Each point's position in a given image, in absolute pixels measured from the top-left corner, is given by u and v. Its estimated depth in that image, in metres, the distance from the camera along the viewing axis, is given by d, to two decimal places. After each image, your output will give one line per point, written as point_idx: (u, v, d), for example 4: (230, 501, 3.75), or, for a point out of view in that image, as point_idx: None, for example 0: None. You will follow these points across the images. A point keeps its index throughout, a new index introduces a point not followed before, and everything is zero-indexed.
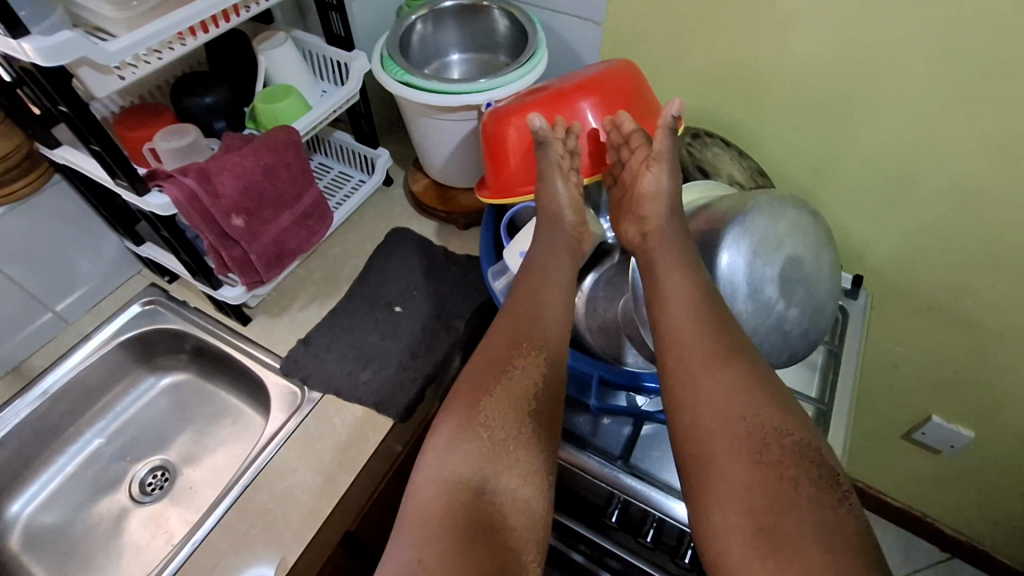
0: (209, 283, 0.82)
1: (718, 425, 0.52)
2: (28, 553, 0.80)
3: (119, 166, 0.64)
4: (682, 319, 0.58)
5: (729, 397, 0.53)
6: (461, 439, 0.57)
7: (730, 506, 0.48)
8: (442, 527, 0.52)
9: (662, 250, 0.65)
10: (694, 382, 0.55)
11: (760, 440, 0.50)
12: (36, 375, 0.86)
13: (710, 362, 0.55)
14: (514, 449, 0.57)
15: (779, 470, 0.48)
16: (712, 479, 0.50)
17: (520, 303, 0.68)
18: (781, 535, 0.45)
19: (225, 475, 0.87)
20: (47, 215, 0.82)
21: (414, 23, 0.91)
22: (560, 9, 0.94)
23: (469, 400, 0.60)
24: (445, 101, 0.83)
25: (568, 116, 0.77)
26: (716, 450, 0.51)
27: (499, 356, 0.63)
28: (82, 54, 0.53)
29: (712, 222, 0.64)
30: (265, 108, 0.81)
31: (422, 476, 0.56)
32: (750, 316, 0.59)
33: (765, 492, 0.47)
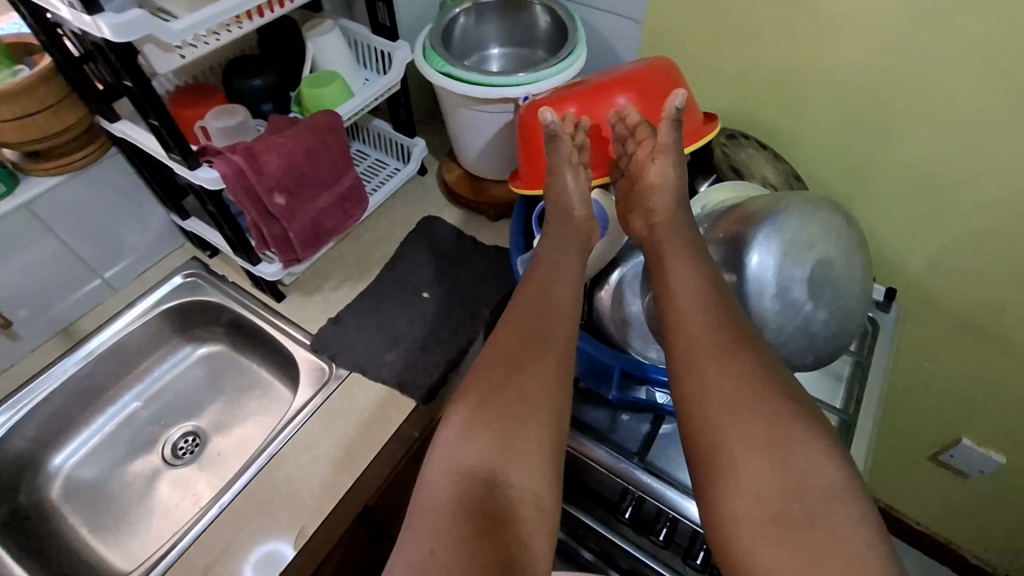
0: (249, 258, 0.86)
1: (728, 419, 0.51)
2: (67, 504, 0.85)
3: (174, 139, 0.68)
4: (691, 310, 0.58)
5: (739, 389, 0.52)
6: (469, 433, 0.57)
7: (738, 496, 0.48)
8: (450, 517, 0.53)
9: (672, 244, 0.65)
10: (702, 375, 0.54)
11: (770, 430, 0.49)
12: (82, 337, 0.90)
13: (718, 352, 0.55)
14: (523, 443, 0.57)
15: (788, 458, 0.48)
16: (721, 470, 0.50)
17: (532, 295, 0.68)
18: (789, 524, 0.46)
19: (252, 445, 0.91)
20: (102, 186, 0.86)
21: (456, 16, 0.93)
22: (601, 7, 0.95)
23: (480, 394, 0.60)
24: (483, 93, 0.84)
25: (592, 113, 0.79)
26: (725, 443, 0.50)
27: (510, 349, 0.63)
28: (149, 31, 0.56)
29: (735, 222, 0.64)
30: (310, 93, 0.84)
31: (432, 467, 0.57)
32: (775, 317, 0.59)
33: (774, 482, 0.47)
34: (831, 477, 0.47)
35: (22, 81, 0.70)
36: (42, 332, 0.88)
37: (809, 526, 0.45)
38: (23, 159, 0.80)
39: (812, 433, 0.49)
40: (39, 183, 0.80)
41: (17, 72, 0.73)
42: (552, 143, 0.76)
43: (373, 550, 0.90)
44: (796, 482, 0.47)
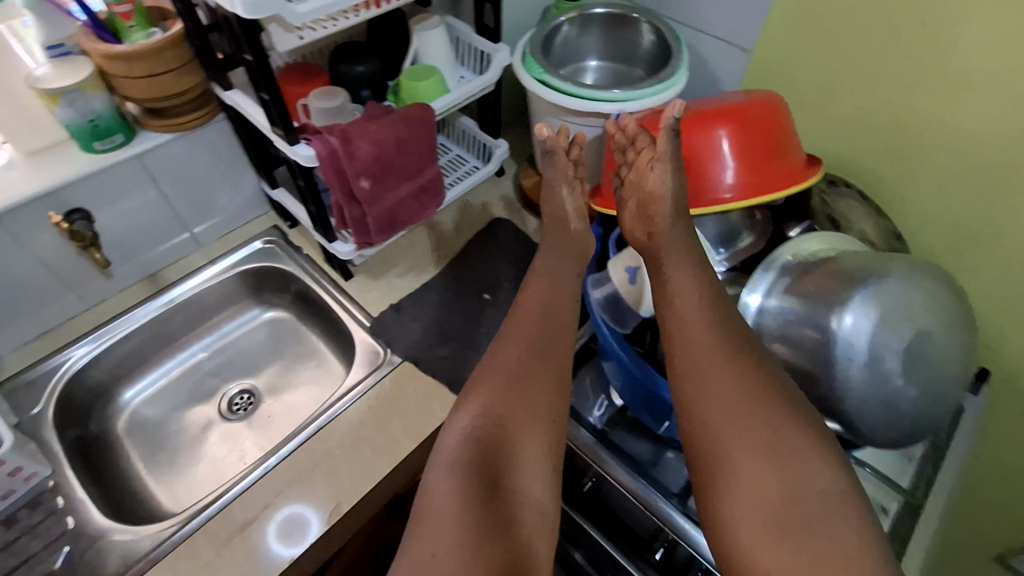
0: (326, 235, 0.89)
1: (728, 428, 0.53)
2: (129, 436, 0.90)
3: (280, 115, 0.71)
4: (690, 316, 0.59)
5: (738, 399, 0.54)
6: (472, 438, 0.58)
7: (735, 498, 0.51)
8: (454, 521, 0.54)
9: (670, 252, 0.62)
10: (704, 384, 0.56)
11: (768, 436, 0.52)
12: (166, 285, 0.96)
13: (720, 359, 0.56)
14: (523, 446, 0.59)
15: (787, 464, 0.51)
16: (721, 476, 0.52)
17: (537, 295, 0.70)
18: (788, 523, 0.49)
19: (301, 413, 0.94)
20: (207, 148, 0.91)
21: (560, 24, 0.93)
22: (708, 31, 0.93)
23: (485, 401, 0.61)
24: (576, 104, 0.84)
25: (686, 141, 0.65)
26: (724, 450, 0.53)
27: (516, 355, 0.64)
28: (276, 12, 0.59)
29: (825, 277, 0.57)
30: (408, 84, 0.86)
31: (437, 469, 0.58)
32: (860, 384, 0.53)
33: (774, 488, 0.50)
34: (828, 480, 0.50)
35: (153, 43, 0.75)
36: (132, 275, 0.95)
37: (809, 530, 0.48)
38: (141, 114, 0.86)
39: (804, 428, 0.52)
40: (151, 138, 0.85)
41: (151, 34, 0.78)
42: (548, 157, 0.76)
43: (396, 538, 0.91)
44: (792, 485, 0.50)
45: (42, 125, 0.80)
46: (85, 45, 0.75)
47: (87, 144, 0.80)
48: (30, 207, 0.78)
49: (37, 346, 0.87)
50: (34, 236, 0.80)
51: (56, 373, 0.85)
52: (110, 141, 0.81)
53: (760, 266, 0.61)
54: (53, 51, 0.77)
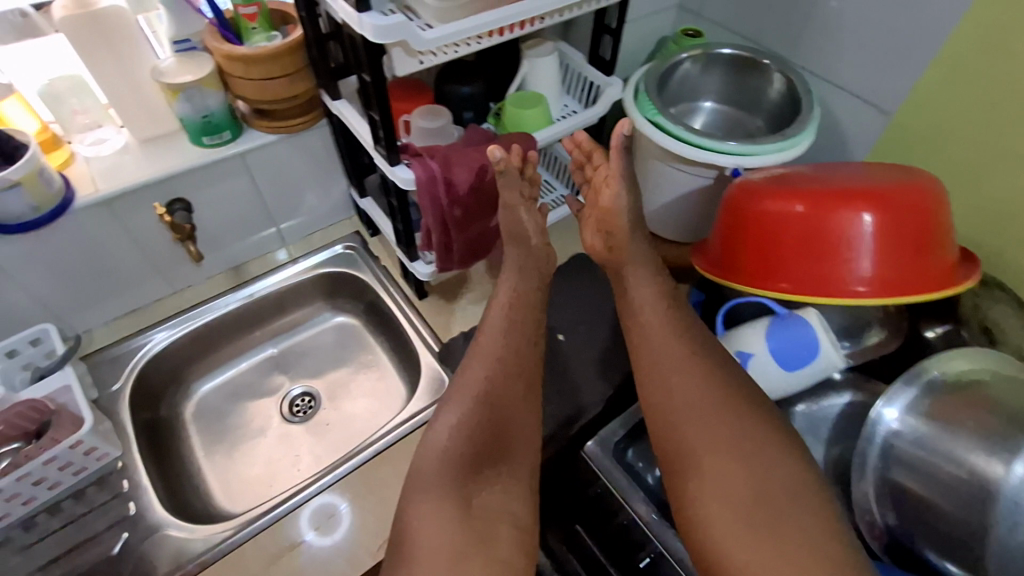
0: (408, 254, 0.88)
1: (697, 433, 0.57)
2: (195, 423, 0.92)
3: (386, 135, 0.70)
4: (654, 327, 0.64)
5: (701, 403, 0.58)
6: (455, 434, 0.66)
7: (710, 498, 0.54)
8: (436, 516, 0.60)
9: (635, 270, 0.67)
10: (669, 391, 0.60)
11: (730, 437, 0.56)
12: (248, 279, 0.98)
13: (682, 362, 0.61)
14: (495, 448, 0.66)
15: (750, 461, 0.55)
16: (689, 475, 0.56)
17: (506, 303, 0.76)
18: (756, 517, 0.52)
19: (358, 426, 0.93)
20: (305, 151, 0.92)
21: (681, 61, 0.87)
22: (843, 85, 0.85)
23: (461, 411, 0.67)
24: (688, 152, 0.78)
25: (822, 222, 0.60)
26: (697, 452, 0.56)
27: (482, 371, 0.70)
28: (402, 37, 0.57)
29: (971, 408, 0.53)
30: (512, 111, 0.83)
31: (421, 474, 0.64)
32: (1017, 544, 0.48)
33: (740, 485, 0.54)
34: (791, 474, 0.54)
35: (272, 48, 0.76)
36: (219, 266, 0.97)
37: (778, 523, 0.52)
38: (250, 113, 0.87)
39: (761, 424, 0.57)
40: (256, 138, 0.86)
41: (271, 38, 0.79)
42: (503, 179, 0.72)
43: None
44: (763, 480, 0.54)
45: (159, 115, 0.83)
46: (209, 44, 0.77)
47: (197, 138, 0.82)
48: (138, 194, 0.80)
49: (124, 323, 0.91)
50: (137, 221, 0.83)
51: (137, 354, 0.88)
52: (218, 138, 0.83)
53: (901, 378, 0.56)
54: (179, 46, 0.79)
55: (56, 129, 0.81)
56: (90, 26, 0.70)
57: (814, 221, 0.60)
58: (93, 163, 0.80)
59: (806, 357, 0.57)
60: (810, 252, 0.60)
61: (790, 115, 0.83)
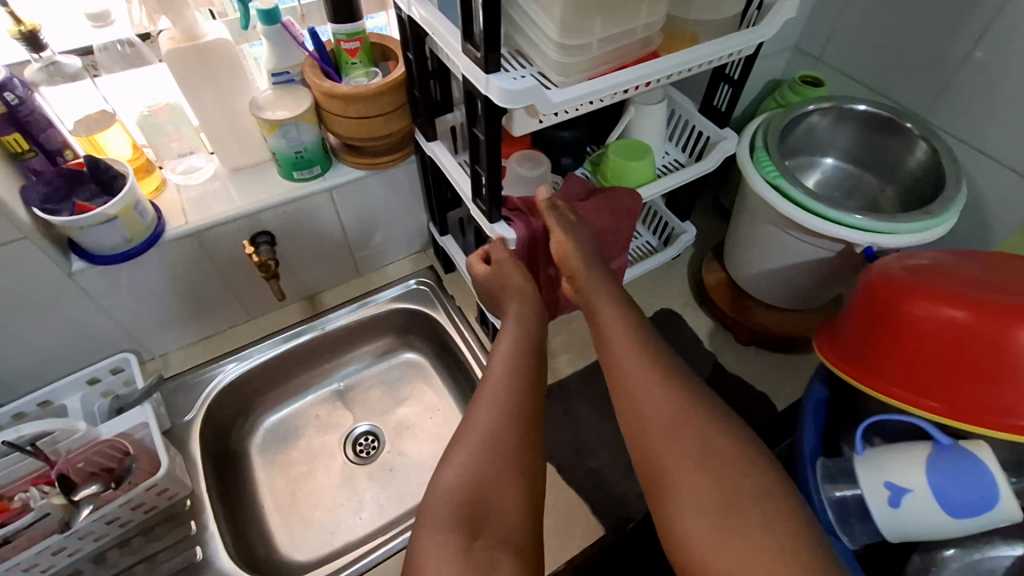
0: (490, 304, 0.85)
1: (663, 438, 0.52)
2: (260, 455, 0.90)
3: (489, 194, 0.65)
4: (616, 335, 0.61)
5: (664, 405, 0.53)
6: (474, 469, 0.55)
7: (688, 511, 0.47)
8: (443, 546, 0.49)
9: (600, 291, 0.67)
10: (637, 400, 0.55)
11: (699, 439, 0.51)
12: (321, 311, 0.95)
13: (642, 363, 0.57)
14: (505, 481, 0.55)
15: (724, 465, 0.49)
16: (666, 485, 0.50)
17: (515, 339, 0.67)
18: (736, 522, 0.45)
19: (423, 475, 0.89)
20: (391, 187, 0.89)
21: (808, 113, 0.80)
22: (993, 154, 0.76)
23: (472, 446, 0.57)
24: (812, 223, 0.70)
25: (991, 337, 0.52)
26: (673, 468, 0.50)
27: (489, 403, 0.60)
28: (532, 101, 0.52)
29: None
30: (617, 162, 0.77)
31: (430, 511, 0.53)
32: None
33: (717, 491, 0.47)
34: (767, 484, 0.47)
35: (372, 87, 0.72)
36: (294, 295, 0.95)
37: (764, 530, 0.44)
38: (340, 146, 0.84)
39: (728, 432, 0.51)
40: (345, 173, 0.83)
41: (370, 74, 0.76)
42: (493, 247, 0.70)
43: None
44: (734, 481, 0.47)
45: (251, 146, 0.81)
46: (309, 79, 0.74)
47: (288, 172, 0.79)
48: (226, 228, 0.78)
49: (199, 349, 0.90)
50: (222, 252, 0.81)
51: (209, 383, 0.86)
52: (308, 172, 0.80)
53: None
54: (278, 78, 0.75)
55: (149, 154, 0.81)
56: (195, 59, 0.68)
57: (982, 334, 0.52)
58: (184, 191, 0.79)
59: (974, 511, 0.48)
60: (979, 370, 0.52)
61: (931, 188, 0.74)
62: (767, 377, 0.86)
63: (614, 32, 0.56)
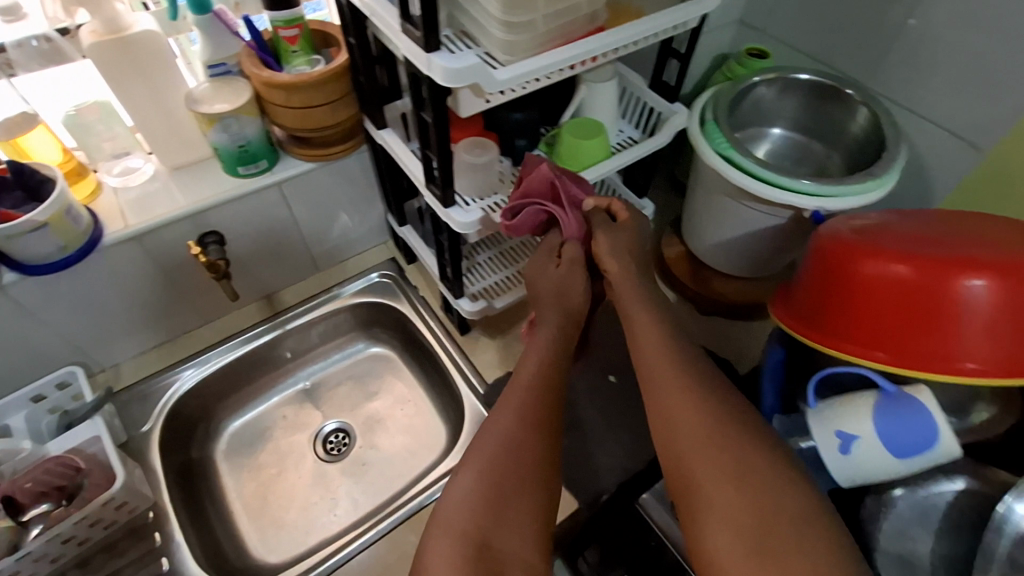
0: (453, 291, 0.83)
1: (697, 462, 0.50)
2: (226, 461, 0.88)
3: (443, 176, 0.64)
4: (654, 358, 0.59)
5: (702, 432, 0.52)
6: (485, 476, 0.56)
7: (714, 532, 0.47)
8: (454, 557, 0.51)
9: (632, 299, 0.66)
10: (674, 425, 0.53)
11: (735, 465, 0.49)
12: (280, 309, 0.93)
13: (683, 388, 0.55)
14: (524, 493, 0.56)
15: (754, 491, 0.47)
16: (695, 510, 0.49)
17: (541, 358, 0.66)
18: (763, 550, 0.45)
19: (397, 468, 0.88)
20: (344, 178, 0.86)
21: (754, 85, 0.81)
22: (928, 116, 0.79)
23: (487, 454, 0.57)
24: (764, 192, 0.72)
25: (931, 290, 0.53)
26: (702, 484, 0.49)
27: (509, 414, 0.60)
28: (476, 79, 0.51)
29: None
30: (570, 141, 0.77)
31: (444, 514, 0.54)
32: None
33: (744, 513, 0.46)
34: (798, 509, 0.46)
35: (316, 75, 0.70)
36: (251, 295, 0.92)
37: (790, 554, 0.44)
38: (286, 138, 0.81)
39: (755, 441, 0.50)
40: (293, 166, 0.80)
41: (313, 62, 0.73)
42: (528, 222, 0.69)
43: None
44: (765, 511, 0.46)
45: (191, 142, 0.77)
46: (247, 69, 0.71)
47: (232, 167, 0.76)
48: (169, 228, 0.75)
49: (153, 357, 0.86)
50: (168, 255, 0.78)
51: (166, 392, 0.83)
52: (254, 167, 0.77)
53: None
54: (214, 70, 0.73)
55: (80, 156, 0.76)
56: (120, 52, 0.65)
57: (921, 288, 0.54)
58: (121, 194, 0.75)
59: (917, 449, 0.49)
60: (921, 322, 0.54)
61: (872, 151, 0.77)
62: (729, 345, 0.88)
63: (557, 7, 0.56)
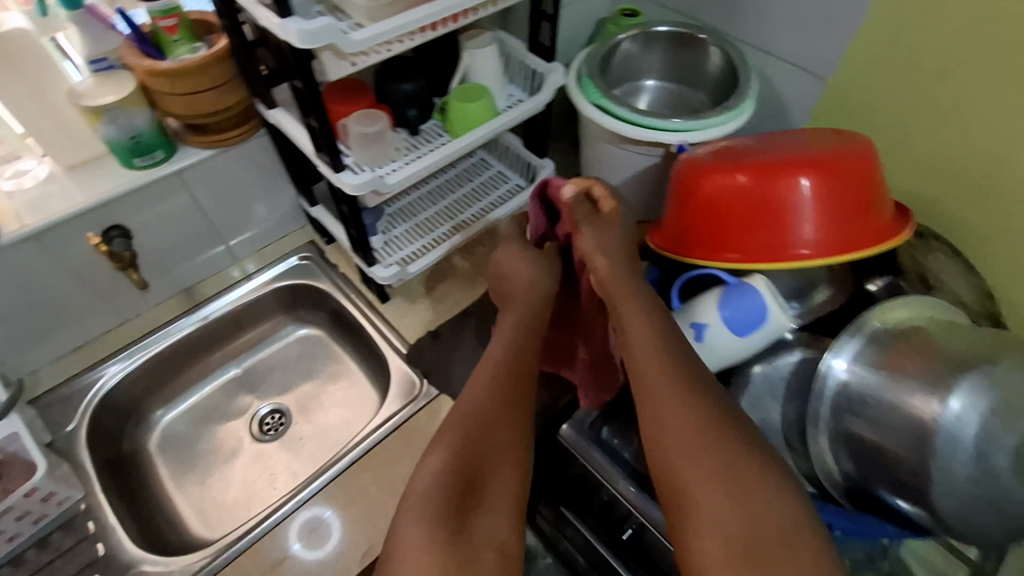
0: (365, 259, 0.87)
1: (687, 462, 0.46)
2: (161, 454, 0.89)
3: (327, 141, 0.67)
4: (648, 355, 0.54)
5: (697, 432, 0.47)
6: (457, 462, 0.51)
7: (703, 539, 0.43)
8: (420, 540, 0.46)
9: (621, 290, 0.60)
10: (664, 421, 0.49)
11: (727, 467, 0.45)
12: (201, 300, 0.94)
13: (679, 385, 0.50)
14: (500, 484, 0.51)
15: (744, 493, 0.44)
16: (682, 513, 0.45)
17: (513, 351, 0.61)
18: (754, 557, 0.41)
19: (334, 437, 0.92)
20: (246, 163, 0.88)
21: (620, 42, 0.88)
22: (777, 54, 0.88)
23: (458, 438, 0.53)
24: (635, 134, 0.79)
25: (765, 191, 0.60)
26: (689, 485, 0.46)
27: (482, 397, 0.56)
28: (331, 40, 0.55)
29: (927, 358, 0.49)
30: (458, 105, 0.81)
31: (411, 499, 0.49)
32: (964, 481, 0.45)
33: (734, 517, 0.43)
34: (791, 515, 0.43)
35: (199, 60, 0.72)
36: (168, 289, 0.93)
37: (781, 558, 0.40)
38: (181, 129, 0.83)
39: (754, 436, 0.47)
40: (191, 154, 0.83)
41: (195, 49, 0.75)
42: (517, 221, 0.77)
43: None
44: (756, 518, 0.42)
45: (82, 139, 0.78)
46: (129, 61, 0.73)
47: (127, 159, 0.78)
48: (69, 225, 0.76)
49: (72, 360, 0.87)
50: (71, 252, 0.78)
51: (90, 390, 0.84)
52: (150, 158, 0.79)
53: (845, 330, 0.54)
54: (96, 66, 0.75)
55: None
56: None
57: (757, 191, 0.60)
58: (14, 197, 0.76)
59: (753, 326, 0.56)
60: (761, 221, 0.61)
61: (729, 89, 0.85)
62: None
63: None
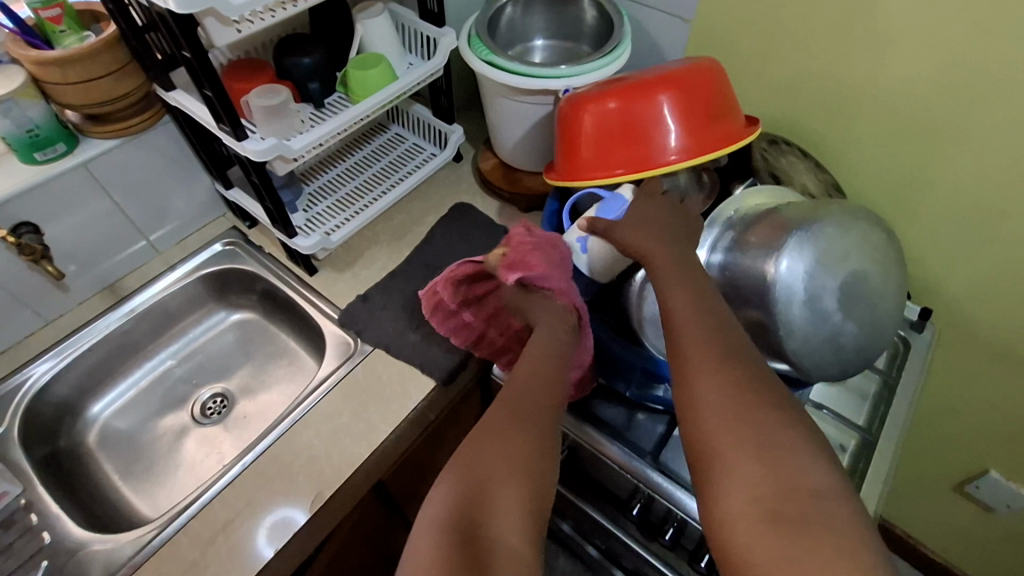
0: (285, 231, 0.90)
1: (725, 438, 0.46)
2: (102, 450, 0.89)
3: (225, 111, 0.71)
4: (693, 340, 0.52)
5: (737, 403, 0.47)
6: (478, 474, 0.49)
7: (733, 503, 0.43)
8: (431, 554, 0.44)
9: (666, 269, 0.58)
10: (702, 394, 0.49)
11: (760, 430, 0.45)
12: (125, 295, 0.94)
13: (721, 359, 0.50)
14: (527, 492, 0.49)
15: (775, 456, 0.44)
16: (713, 478, 0.45)
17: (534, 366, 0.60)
18: (782, 516, 0.41)
19: (275, 411, 0.94)
20: (152, 151, 0.89)
21: (504, 5, 0.94)
22: (647, 4, 0.96)
23: (480, 450, 0.51)
24: (525, 84, 0.85)
25: (632, 110, 0.69)
26: (723, 456, 0.46)
27: (506, 411, 0.54)
28: (211, 4, 0.59)
29: (769, 228, 0.58)
30: (356, 73, 0.85)
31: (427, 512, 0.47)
32: (802, 325, 0.54)
33: (765, 477, 0.43)
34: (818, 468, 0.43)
35: (89, 47, 0.74)
36: (90, 287, 0.93)
37: (809, 516, 0.41)
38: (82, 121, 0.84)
39: (781, 413, 0.46)
40: (95, 145, 0.83)
41: (84, 38, 0.77)
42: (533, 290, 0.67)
43: (383, 525, 0.91)
44: (787, 478, 0.43)
45: None
46: (14, 52, 0.73)
47: (27, 155, 0.79)
48: None
49: None
50: None
51: (19, 391, 0.83)
52: (51, 151, 0.80)
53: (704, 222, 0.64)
54: None
55: None
56: None
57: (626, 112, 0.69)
58: None
59: None
60: (634, 138, 0.70)
61: (606, 37, 0.93)
62: None
63: None
